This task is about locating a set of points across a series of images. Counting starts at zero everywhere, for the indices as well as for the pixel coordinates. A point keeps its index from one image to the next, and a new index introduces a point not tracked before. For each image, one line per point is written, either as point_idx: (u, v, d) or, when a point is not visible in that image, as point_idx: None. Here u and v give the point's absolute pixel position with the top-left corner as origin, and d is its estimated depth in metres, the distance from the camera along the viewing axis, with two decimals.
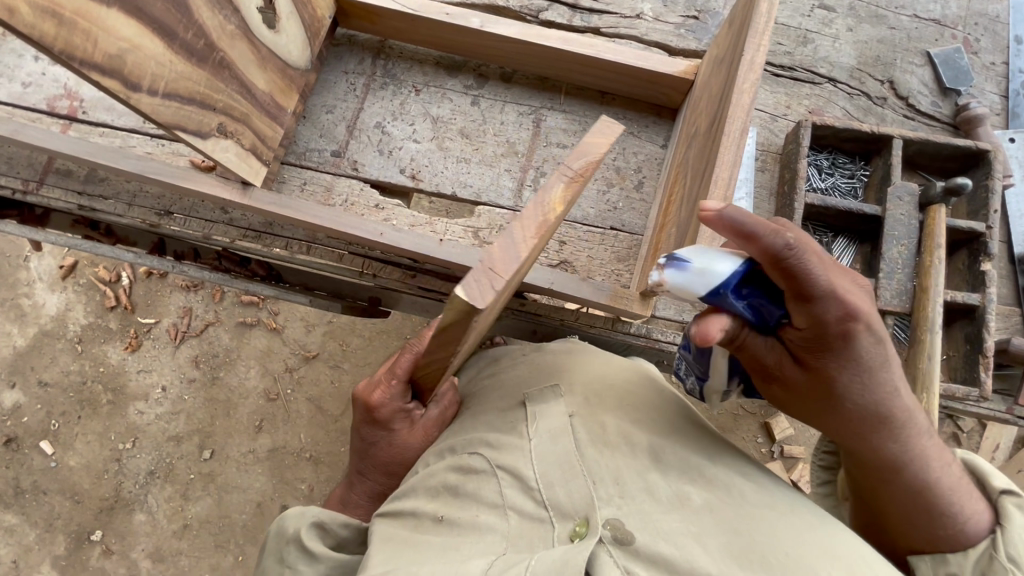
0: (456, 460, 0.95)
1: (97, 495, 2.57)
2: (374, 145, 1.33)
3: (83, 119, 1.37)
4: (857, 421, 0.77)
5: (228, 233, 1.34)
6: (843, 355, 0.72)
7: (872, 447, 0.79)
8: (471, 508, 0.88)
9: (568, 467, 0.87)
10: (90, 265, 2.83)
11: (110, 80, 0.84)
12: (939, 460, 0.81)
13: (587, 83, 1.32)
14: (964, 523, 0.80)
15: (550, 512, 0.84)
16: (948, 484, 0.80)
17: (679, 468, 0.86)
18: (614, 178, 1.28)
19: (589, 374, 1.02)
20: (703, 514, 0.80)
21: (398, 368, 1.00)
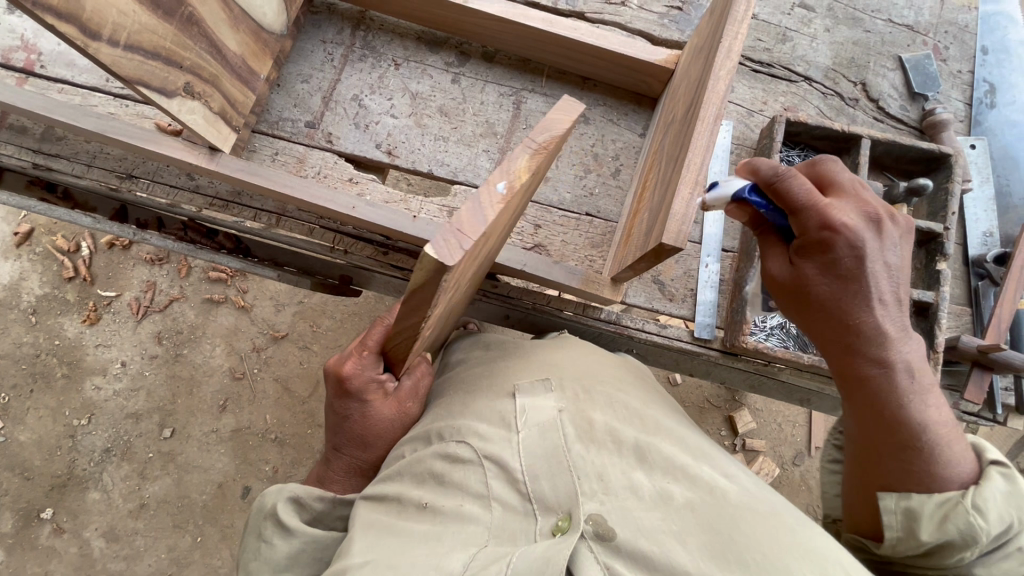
0: (443, 447, 0.95)
1: (48, 471, 2.47)
2: (350, 117, 1.30)
3: (40, 73, 1.30)
4: (841, 334, 0.88)
5: (193, 200, 1.29)
6: (830, 270, 0.85)
7: (853, 362, 0.88)
8: (455, 496, 0.90)
9: (554, 462, 0.90)
10: (48, 232, 2.72)
11: (67, 26, 0.80)
12: (925, 399, 0.87)
13: (568, 67, 1.31)
14: (938, 461, 0.85)
15: (534, 505, 0.87)
16: (927, 419, 0.86)
17: (663, 468, 0.89)
18: (592, 165, 1.28)
19: (578, 371, 1.05)
20: (684, 513, 0.84)
21: (370, 339, 0.98)
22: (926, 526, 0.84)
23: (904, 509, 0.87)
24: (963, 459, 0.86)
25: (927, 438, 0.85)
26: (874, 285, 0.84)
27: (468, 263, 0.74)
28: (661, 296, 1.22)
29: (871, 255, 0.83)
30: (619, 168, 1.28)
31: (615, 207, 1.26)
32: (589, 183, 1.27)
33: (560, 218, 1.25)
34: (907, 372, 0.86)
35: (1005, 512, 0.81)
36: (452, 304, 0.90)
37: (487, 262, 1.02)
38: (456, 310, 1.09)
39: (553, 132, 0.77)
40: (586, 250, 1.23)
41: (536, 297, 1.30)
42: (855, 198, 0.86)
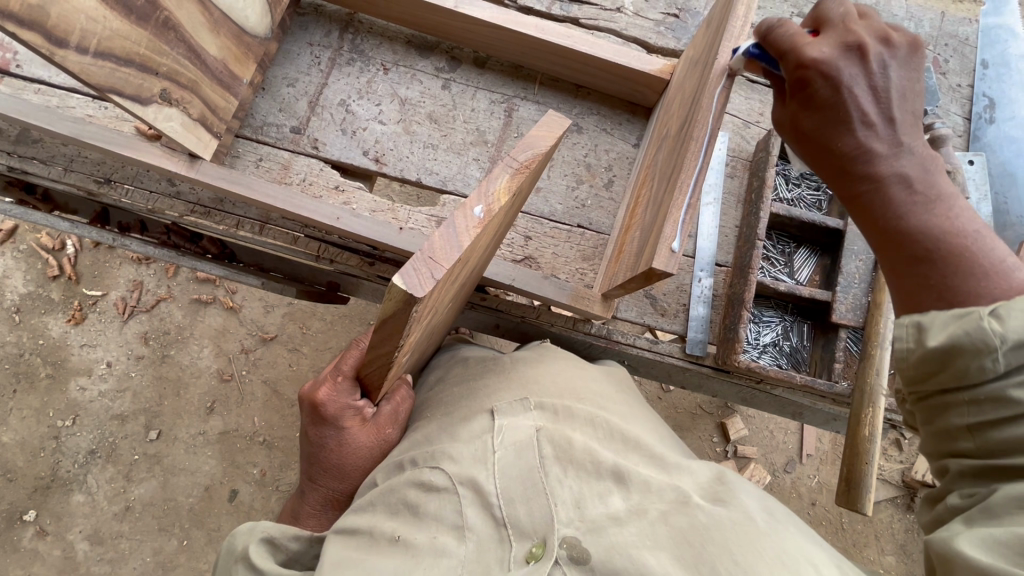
0: (417, 474, 0.93)
1: (31, 473, 2.43)
2: (336, 123, 1.26)
3: (16, 73, 1.26)
4: (842, 178, 0.77)
5: (174, 207, 1.25)
6: (832, 116, 0.74)
7: (874, 200, 0.75)
8: (429, 528, 0.87)
9: (529, 485, 0.88)
10: (32, 230, 2.66)
11: (31, 33, 0.77)
12: (945, 212, 0.72)
13: (562, 74, 1.28)
14: (963, 281, 0.70)
15: (509, 530, 0.85)
16: (946, 228, 0.71)
17: (641, 489, 0.87)
18: (584, 175, 1.25)
19: (558, 388, 1.03)
20: (658, 526, 0.81)
21: (345, 364, 0.99)
22: (932, 331, 0.70)
23: (914, 324, 0.73)
24: (994, 265, 0.70)
25: (948, 249, 0.71)
26: (855, 109, 0.74)
27: (445, 290, 0.72)
28: (655, 312, 1.20)
29: (852, 79, 0.73)
30: (611, 179, 1.25)
31: (607, 220, 1.23)
32: (581, 195, 1.24)
33: (551, 229, 1.22)
34: (903, 184, 0.73)
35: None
36: (433, 326, 0.88)
37: (472, 280, 1.00)
38: (440, 330, 1.07)
39: (536, 150, 0.75)
40: (577, 263, 1.21)
41: (526, 310, 1.27)
42: (848, 33, 0.75)
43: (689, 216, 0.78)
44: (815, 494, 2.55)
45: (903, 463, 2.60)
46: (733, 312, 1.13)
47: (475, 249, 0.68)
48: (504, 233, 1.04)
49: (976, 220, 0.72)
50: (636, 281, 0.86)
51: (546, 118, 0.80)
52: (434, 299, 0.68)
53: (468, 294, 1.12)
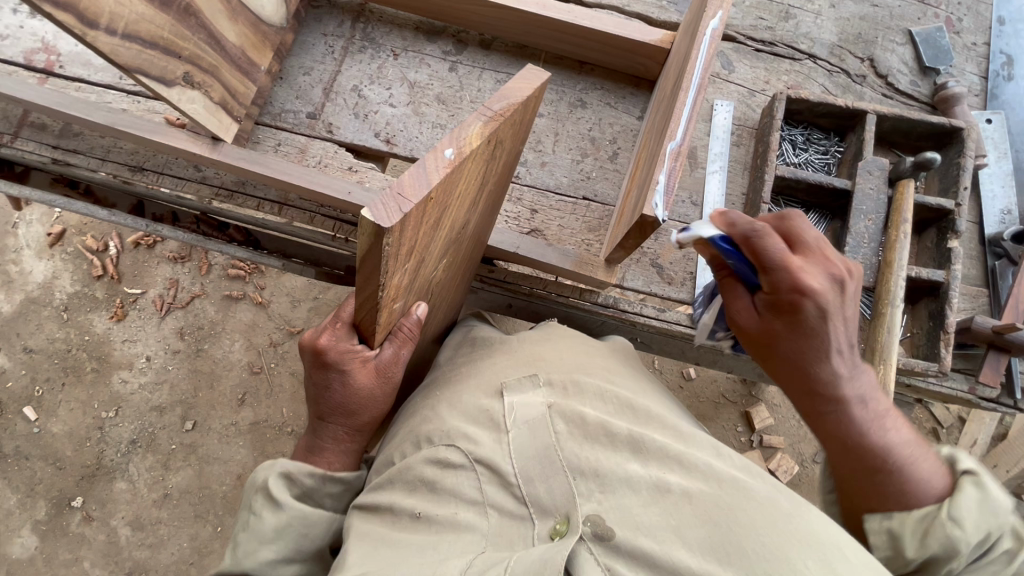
0: (432, 452, 0.97)
1: (78, 462, 2.58)
2: (349, 108, 1.32)
3: (60, 73, 1.38)
4: (785, 356, 0.90)
5: (200, 191, 1.32)
6: (793, 318, 0.86)
7: (832, 410, 0.88)
8: (450, 504, 0.92)
9: (546, 462, 0.91)
10: (79, 233, 2.86)
11: (64, 15, 0.82)
12: (858, 420, 0.88)
13: (565, 52, 1.30)
14: (870, 479, 0.86)
15: (531, 509, 0.88)
16: (864, 437, 0.87)
17: (659, 457, 0.88)
18: (589, 148, 1.27)
19: (566, 365, 1.06)
20: (682, 504, 0.82)
21: (344, 312, 1.07)
22: (910, 544, 0.81)
23: (887, 530, 0.84)
24: (929, 473, 0.85)
25: (877, 462, 0.86)
26: (830, 342, 0.86)
27: (423, 232, 0.74)
28: (662, 280, 1.20)
29: (833, 313, 0.84)
30: (616, 152, 1.27)
31: (613, 191, 1.25)
32: (586, 167, 1.26)
33: (558, 202, 1.24)
34: (861, 405, 0.88)
35: (979, 515, 0.79)
36: (421, 282, 0.91)
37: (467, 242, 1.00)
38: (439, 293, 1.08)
39: (512, 100, 0.77)
40: (583, 235, 1.22)
41: (533, 282, 1.28)
42: (796, 261, 0.83)
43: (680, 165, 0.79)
44: None
45: None
46: None
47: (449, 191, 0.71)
48: (494, 205, 1.07)
49: (901, 437, 0.87)
50: (631, 234, 0.87)
51: (525, 72, 0.83)
52: (407, 239, 0.70)
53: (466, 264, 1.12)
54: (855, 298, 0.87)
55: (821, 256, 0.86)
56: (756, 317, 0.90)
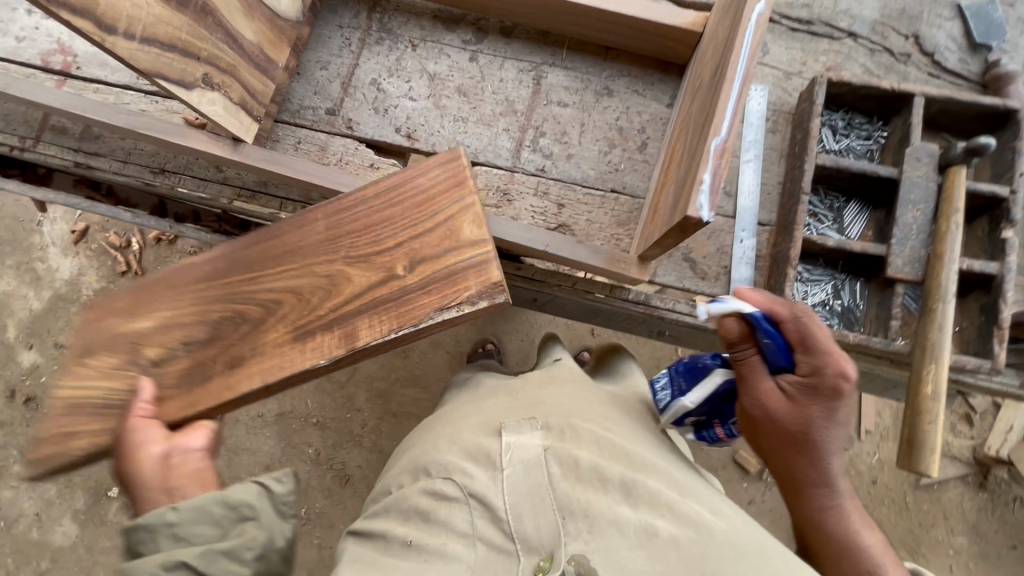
0: (430, 484, 1.07)
1: (112, 453, 2.70)
2: (369, 102, 1.29)
3: (77, 75, 1.37)
4: (810, 444, 0.93)
5: (223, 192, 1.31)
6: (826, 405, 0.89)
7: (810, 484, 0.95)
8: (441, 534, 1.01)
9: (535, 500, 0.97)
10: (101, 230, 2.90)
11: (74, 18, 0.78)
12: (850, 514, 0.95)
13: (589, 37, 1.25)
14: (856, 567, 0.92)
15: (518, 544, 0.94)
16: (840, 527, 0.94)
17: (648, 504, 0.95)
18: (616, 139, 1.22)
19: (562, 409, 1.12)
20: (669, 550, 0.89)
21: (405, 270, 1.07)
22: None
23: None
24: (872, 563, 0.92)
25: (861, 560, 0.92)
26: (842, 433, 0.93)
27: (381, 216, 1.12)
28: (694, 275, 1.17)
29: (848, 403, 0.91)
30: (645, 142, 1.22)
31: (642, 183, 1.20)
32: (614, 159, 1.22)
33: (584, 196, 1.21)
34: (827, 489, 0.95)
35: None
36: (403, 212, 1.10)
37: (314, 241, 1.11)
38: (393, 275, 1.05)
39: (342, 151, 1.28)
40: (612, 229, 1.19)
41: (561, 279, 1.27)
42: (838, 352, 0.89)
43: (723, 161, 0.71)
44: (876, 473, 2.44)
45: (975, 440, 2.46)
46: (777, 273, 1.08)
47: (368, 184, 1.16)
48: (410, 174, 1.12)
49: (875, 539, 0.95)
50: (670, 234, 0.82)
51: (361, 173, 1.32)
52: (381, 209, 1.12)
53: (402, 218, 1.08)
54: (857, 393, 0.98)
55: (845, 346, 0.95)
56: (795, 405, 0.90)
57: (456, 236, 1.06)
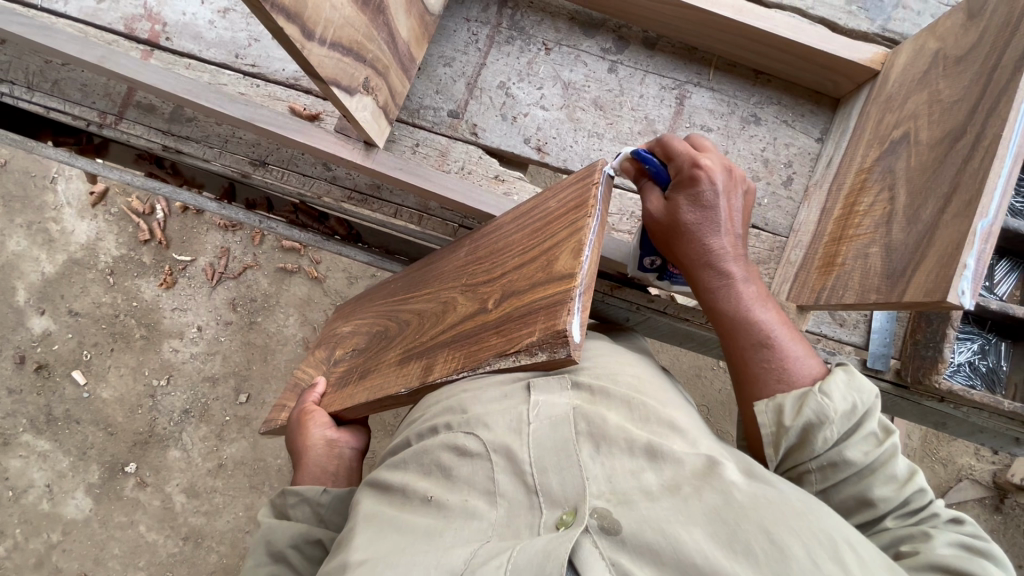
0: (451, 437, 0.84)
1: (131, 428, 2.55)
2: (496, 108, 1.20)
3: (166, 46, 1.23)
4: (681, 240, 0.88)
5: (331, 193, 1.22)
6: (692, 195, 0.87)
7: (699, 279, 0.89)
8: (461, 491, 0.79)
9: (562, 455, 0.78)
10: (123, 194, 2.72)
11: (293, 27, 0.67)
12: (748, 300, 0.87)
13: (741, 59, 1.18)
14: (757, 358, 0.85)
15: (540, 498, 0.75)
16: (750, 313, 0.87)
17: (675, 465, 0.75)
18: (761, 171, 1.16)
19: (599, 370, 0.92)
20: (692, 503, 0.70)
21: (505, 283, 0.93)
22: (789, 412, 0.81)
23: (773, 408, 0.82)
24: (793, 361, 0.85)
25: (754, 334, 0.86)
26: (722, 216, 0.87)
27: (504, 231, 1.03)
28: (833, 319, 1.13)
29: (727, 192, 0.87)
30: (790, 177, 1.16)
31: (785, 220, 1.14)
32: (757, 192, 1.15)
33: None
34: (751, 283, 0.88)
35: (843, 387, 0.80)
36: (528, 222, 0.98)
37: (453, 270, 1.09)
38: (486, 307, 0.94)
39: (440, 155, 1.18)
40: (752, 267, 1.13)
41: (694, 313, 1.22)
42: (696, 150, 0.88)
43: (990, 245, 0.66)
44: None
45: (996, 464, 2.49)
46: (929, 329, 1.06)
47: (466, 193, 1.11)
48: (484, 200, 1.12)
49: (777, 316, 0.88)
50: (886, 302, 0.77)
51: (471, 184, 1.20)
52: (501, 224, 1.05)
53: (519, 242, 0.97)
54: (741, 194, 0.90)
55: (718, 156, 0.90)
56: (665, 205, 0.90)
57: (570, 219, 0.88)
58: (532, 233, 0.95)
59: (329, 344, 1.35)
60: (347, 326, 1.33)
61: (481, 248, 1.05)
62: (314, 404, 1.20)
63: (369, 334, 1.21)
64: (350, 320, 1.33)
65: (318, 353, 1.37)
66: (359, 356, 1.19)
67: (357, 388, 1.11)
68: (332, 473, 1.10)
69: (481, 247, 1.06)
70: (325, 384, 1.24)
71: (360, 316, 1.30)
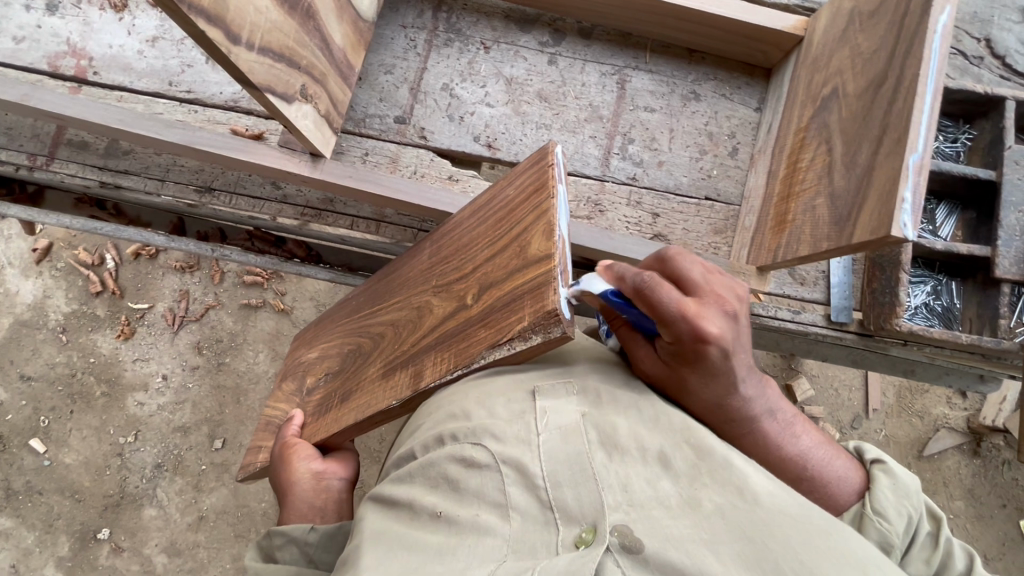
0: (457, 450, 0.80)
1: (100, 492, 2.40)
2: (442, 109, 1.20)
3: (94, 80, 1.19)
4: (691, 393, 0.85)
5: (283, 212, 1.19)
6: (698, 369, 0.81)
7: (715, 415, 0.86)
8: (471, 505, 0.77)
9: (577, 469, 0.76)
10: (69, 247, 2.60)
11: (214, 30, 0.65)
12: (772, 438, 0.87)
13: (673, 40, 1.22)
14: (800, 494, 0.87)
15: (556, 515, 0.74)
16: (782, 455, 0.87)
17: (691, 472, 0.75)
18: (707, 145, 1.19)
19: (599, 368, 0.90)
20: (714, 518, 0.70)
21: (479, 275, 0.93)
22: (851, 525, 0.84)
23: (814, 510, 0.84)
24: (828, 474, 0.86)
25: (791, 474, 0.87)
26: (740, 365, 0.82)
27: (467, 227, 1.02)
28: (793, 280, 1.16)
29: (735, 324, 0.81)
30: (735, 147, 1.19)
31: (736, 190, 1.17)
32: (705, 165, 1.18)
33: (679, 204, 1.17)
34: (772, 416, 0.87)
35: (892, 501, 0.83)
36: (492, 213, 0.98)
37: (422, 274, 1.07)
38: (465, 303, 0.93)
39: (396, 161, 1.17)
40: (710, 238, 1.15)
41: None
42: (693, 309, 0.78)
43: (922, 177, 0.69)
44: (883, 448, 2.54)
45: (968, 410, 2.58)
46: (884, 276, 1.09)
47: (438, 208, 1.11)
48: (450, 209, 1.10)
49: (811, 440, 0.89)
50: (837, 249, 0.78)
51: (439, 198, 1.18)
52: (464, 220, 1.04)
53: (485, 235, 0.96)
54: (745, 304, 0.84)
55: (713, 291, 0.82)
56: (660, 366, 0.85)
57: (536, 199, 0.88)
58: (497, 222, 0.95)
59: (296, 374, 1.29)
60: (313, 351, 1.29)
61: (448, 250, 1.04)
62: (296, 436, 1.13)
63: (341, 356, 1.17)
64: (317, 346, 1.28)
65: (286, 386, 1.30)
66: (336, 379, 1.15)
67: (339, 409, 1.07)
68: (322, 506, 1.06)
69: (447, 249, 1.04)
70: (303, 415, 1.18)
71: (327, 340, 1.26)
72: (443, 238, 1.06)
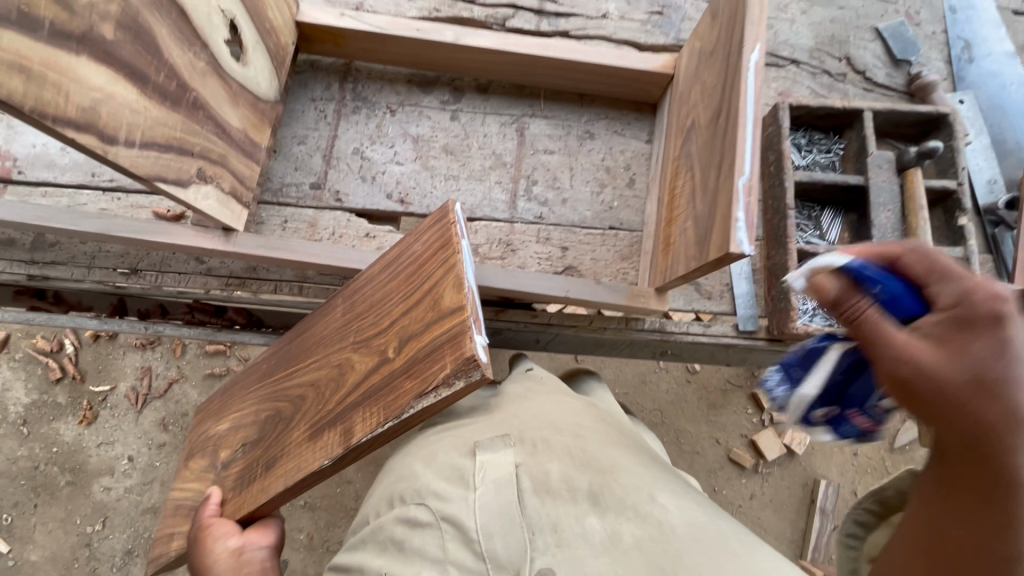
0: (404, 511, 0.88)
1: None
2: (355, 171, 1.27)
3: (19, 179, 1.24)
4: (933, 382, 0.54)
5: (207, 283, 1.25)
6: (986, 330, 0.53)
7: (981, 405, 0.52)
8: (414, 564, 0.82)
9: (508, 519, 0.82)
10: (26, 336, 2.59)
11: (87, 137, 0.74)
12: None
13: (563, 87, 1.31)
14: None
15: (489, 565, 0.79)
16: None
17: (616, 508, 0.83)
18: (605, 179, 1.27)
19: (536, 421, 1.00)
20: (631, 551, 0.78)
21: (397, 329, 0.97)
22: None
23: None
24: None
25: None
26: None
27: (376, 283, 1.07)
28: (701, 295, 1.22)
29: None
30: (632, 178, 1.28)
31: (637, 217, 1.25)
32: (606, 197, 1.26)
33: (585, 236, 1.24)
34: None
35: None
36: (400, 268, 1.03)
37: (334, 334, 1.11)
38: (387, 357, 0.96)
39: (314, 224, 1.23)
40: (618, 265, 1.22)
41: (577, 320, 1.26)
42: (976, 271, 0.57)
43: (751, 198, 0.76)
44: None
45: None
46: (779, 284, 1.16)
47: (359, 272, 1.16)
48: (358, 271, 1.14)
49: None
50: (702, 268, 0.85)
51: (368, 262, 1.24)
52: (371, 276, 1.09)
53: (396, 290, 1.01)
54: None
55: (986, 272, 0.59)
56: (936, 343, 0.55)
57: (441, 252, 0.94)
58: (408, 276, 1.00)
59: (205, 451, 1.27)
60: (222, 424, 1.27)
61: (359, 307, 1.08)
62: (211, 518, 1.12)
63: (258, 425, 1.17)
64: (225, 420, 1.26)
65: (194, 464, 1.27)
66: (254, 449, 1.15)
67: (267, 479, 1.07)
68: None
69: (359, 306, 1.09)
70: (221, 492, 1.17)
71: (238, 412, 1.25)
72: (352, 296, 1.11)
